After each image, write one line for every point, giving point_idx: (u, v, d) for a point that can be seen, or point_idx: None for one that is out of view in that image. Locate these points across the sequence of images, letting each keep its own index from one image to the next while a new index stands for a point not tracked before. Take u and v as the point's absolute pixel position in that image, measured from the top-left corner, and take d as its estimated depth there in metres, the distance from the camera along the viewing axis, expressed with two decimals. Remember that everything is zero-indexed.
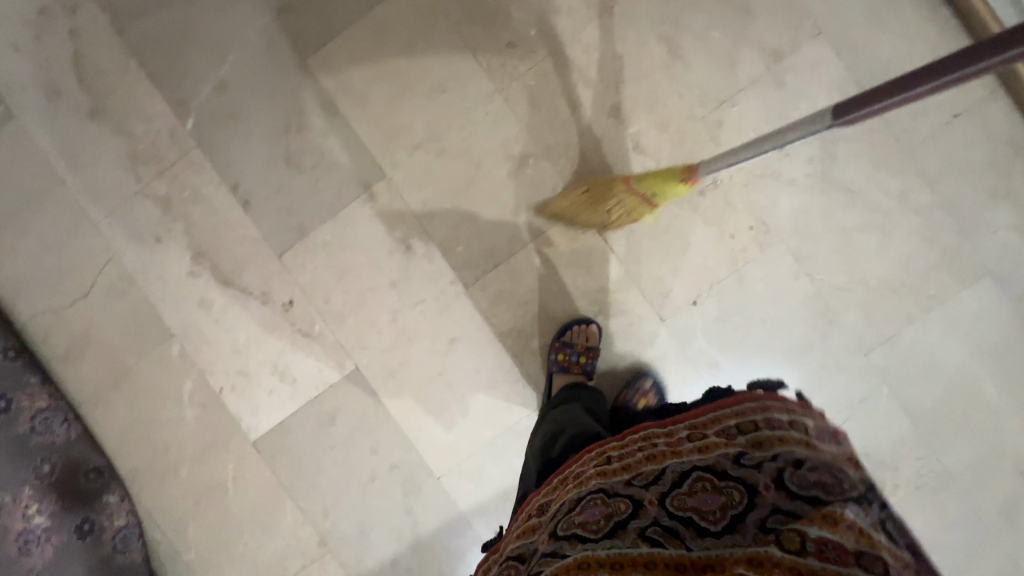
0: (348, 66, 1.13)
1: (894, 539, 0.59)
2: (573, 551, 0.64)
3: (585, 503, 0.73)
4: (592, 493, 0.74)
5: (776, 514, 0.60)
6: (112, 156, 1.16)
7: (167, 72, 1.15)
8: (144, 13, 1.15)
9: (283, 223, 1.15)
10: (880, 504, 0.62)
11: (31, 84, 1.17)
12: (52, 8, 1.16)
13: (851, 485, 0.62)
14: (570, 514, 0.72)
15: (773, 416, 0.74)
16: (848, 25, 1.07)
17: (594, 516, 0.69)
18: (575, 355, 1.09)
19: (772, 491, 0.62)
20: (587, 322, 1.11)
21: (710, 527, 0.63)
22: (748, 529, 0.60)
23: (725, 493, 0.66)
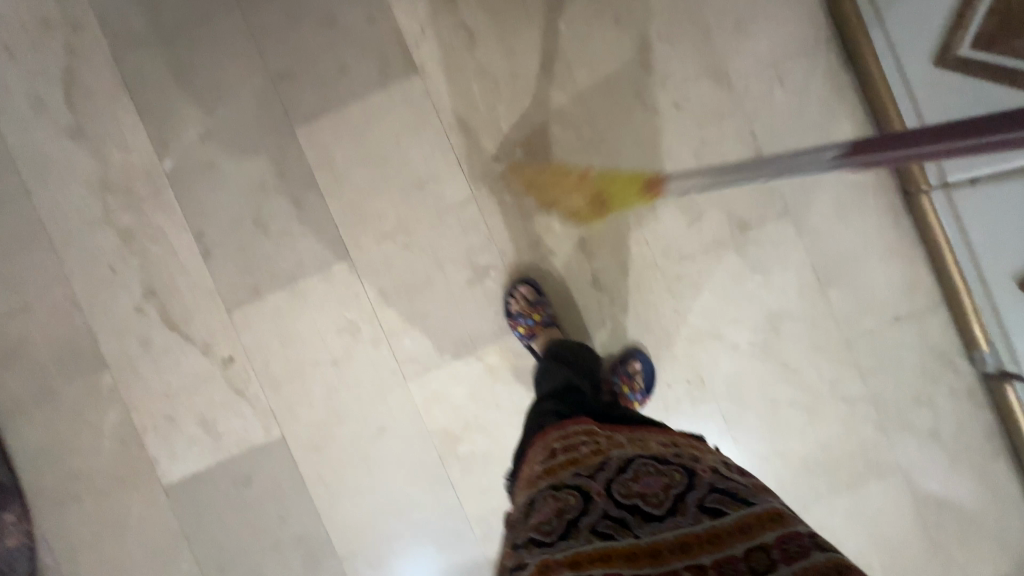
0: (335, 143, 1.14)
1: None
2: (533, 556, 0.66)
3: (538, 505, 0.74)
4: (543, 492, 0.75)
5: (713, 494, 0.66)
6: (83, 178, 1.16)
7: (155, 108, 1.15)
8: (144, 46, 1.15)
9: (239, 280, 1.16)
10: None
11: (17, 90, 1.16)
12: (53, 21, 1.15)
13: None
14: (526, 521, 0.73)
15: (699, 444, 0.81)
16: (813, 212, 1.12)
17: (548, 516, 0.71)
18: (528, 318, 1.10)
19: (708, 475, 0.69)
20: (522, 285, 1.12)
21: (656, 511, 0.66)
22: (691, 508, 0.65)
23: (666, 475, 0.70)
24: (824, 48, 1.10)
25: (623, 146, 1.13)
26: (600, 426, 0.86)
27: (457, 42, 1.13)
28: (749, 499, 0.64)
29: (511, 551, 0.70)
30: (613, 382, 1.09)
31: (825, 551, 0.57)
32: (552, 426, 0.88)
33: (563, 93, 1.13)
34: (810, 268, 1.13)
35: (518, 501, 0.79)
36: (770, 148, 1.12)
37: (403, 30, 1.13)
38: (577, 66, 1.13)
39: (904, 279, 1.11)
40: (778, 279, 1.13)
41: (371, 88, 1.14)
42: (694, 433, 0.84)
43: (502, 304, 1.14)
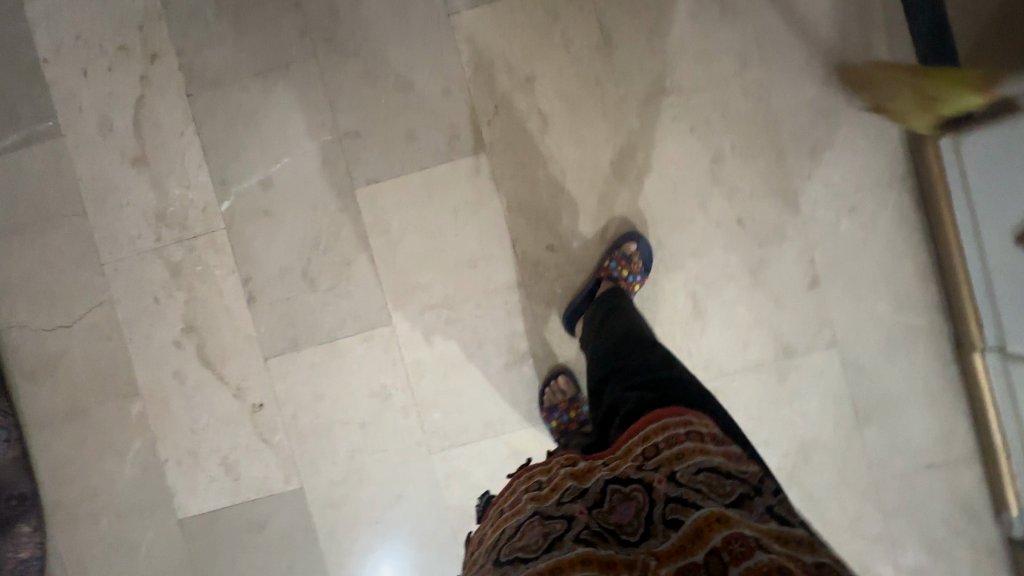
0: (393, 209, 1.14)
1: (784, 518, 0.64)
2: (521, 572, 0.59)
3: (523, 528, 0.68)
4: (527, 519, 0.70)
5: (670, 506, 0.65)
6: (140, 207, 1.16)
7: (220, 147, 1.15)
8: (218, 84, 1.14)
9: (280, 330, 1.16)
10: (772, 492, 0.68)
11: (87, 111, 1.16)
12: (132, 47, 1.15)
13: (741, 484, 0.67)
14: (512, 540, 0.66)
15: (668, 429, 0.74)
16: (862, 348, 1.11)
17: (535, 537, 0.65)
18: (564, 415, 1.08)
19: (664, 485, 0.68)
20: (555, 375, 1.13)
21: (630, 538, 0.64)
22: (655, 529, 0.63)
23: (633, 498, 0.68)
24: (899, 186, 1.09)
25: (681, 253, 1.12)
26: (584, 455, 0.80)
27: (529, 125, 1.12)
28: (700, 499, 0.64)
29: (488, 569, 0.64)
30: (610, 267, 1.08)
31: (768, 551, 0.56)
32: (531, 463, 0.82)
33: (628, 191, 1.12)
34: (850, 402, 1.12)
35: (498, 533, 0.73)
36: (828, 277, 1.11)
37: (477, 105, 1.12)
38: (646, 167, 1.11)
39: (942, 427, 1.10)
40: (815, 408, 1.12)
41: (437, 159, 1.13)
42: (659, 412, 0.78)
43: (537, 394, 1.14)
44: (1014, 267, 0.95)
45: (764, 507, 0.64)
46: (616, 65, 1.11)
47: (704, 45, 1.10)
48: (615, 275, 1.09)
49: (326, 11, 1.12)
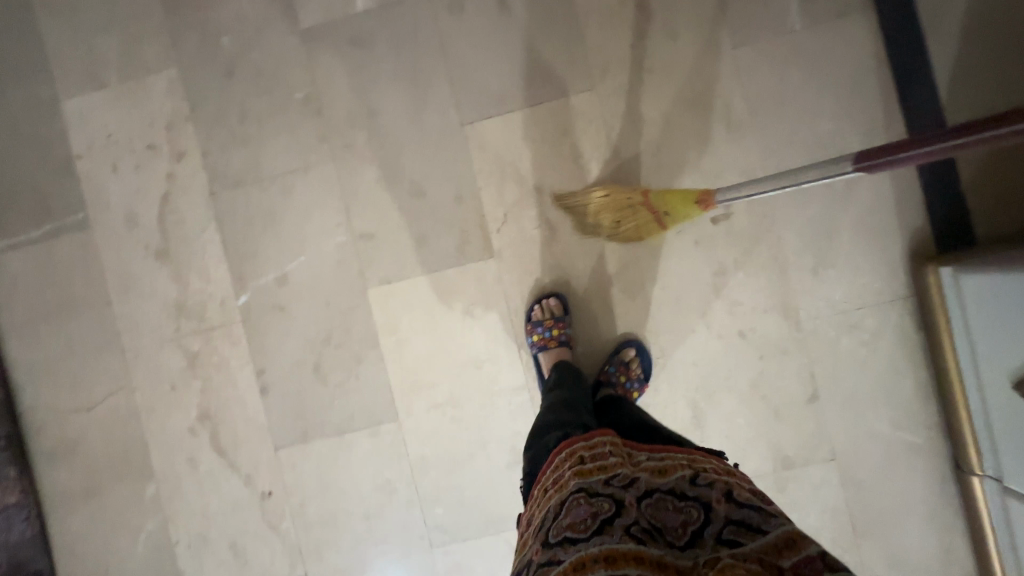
0: (402, 309, 1.18)
1: None
2: (568, 555, 0.67)
3: (569, 504, 0.75)
4: (573, 493, 0.77)
5: (729, 526, 0.68)
6: (161, 298, 1.21)
7: (239, 245, 1.20)
8: (239, 185, 1.19)
9: (290, 422, 1.20)
10: None
11: (115, 206, 1.21)
12: (160, 146, 1.20)
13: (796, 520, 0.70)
14: (558, 519, 0.74)
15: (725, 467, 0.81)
16: (860, 463, 1.12)
17: (582, 516, 0.72)
18: (548, 331, 1.10)
19: (723, 506, 0.71)
20: (547, 297, 1.13)
21: (675, 542, 0.69)
22: (707, 541, 0.67)
23: (685, 510, 0.72)
24: (898, 307, 1.11)
25: (682, 363, 1.14)
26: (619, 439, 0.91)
27: (537, 234, 1.15)
28: (761, 525, 0.67)
29: (542, 546, 0.72)
30: (610, 372, 1.11)
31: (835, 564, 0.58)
32: (575, 436, 0.91)
33: (631, 300, 1.15)
34: (847, 516, 1.13)
35: (547, 502, 0.81)
36: (827, 392, 1.12)
37: (487, 213, 1.16)
38: (650, 277, 1.14)
39: (939, 545, 1.11)
40: (813, 520, 1.13)
41: (447, 263, 1.17)
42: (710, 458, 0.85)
43: None
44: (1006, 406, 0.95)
45: None
46: (622, 179, 1.14)
47: (709, 161, 1.13)
48: (614, 380, 1.11)
49: (345, 118, 1.18)
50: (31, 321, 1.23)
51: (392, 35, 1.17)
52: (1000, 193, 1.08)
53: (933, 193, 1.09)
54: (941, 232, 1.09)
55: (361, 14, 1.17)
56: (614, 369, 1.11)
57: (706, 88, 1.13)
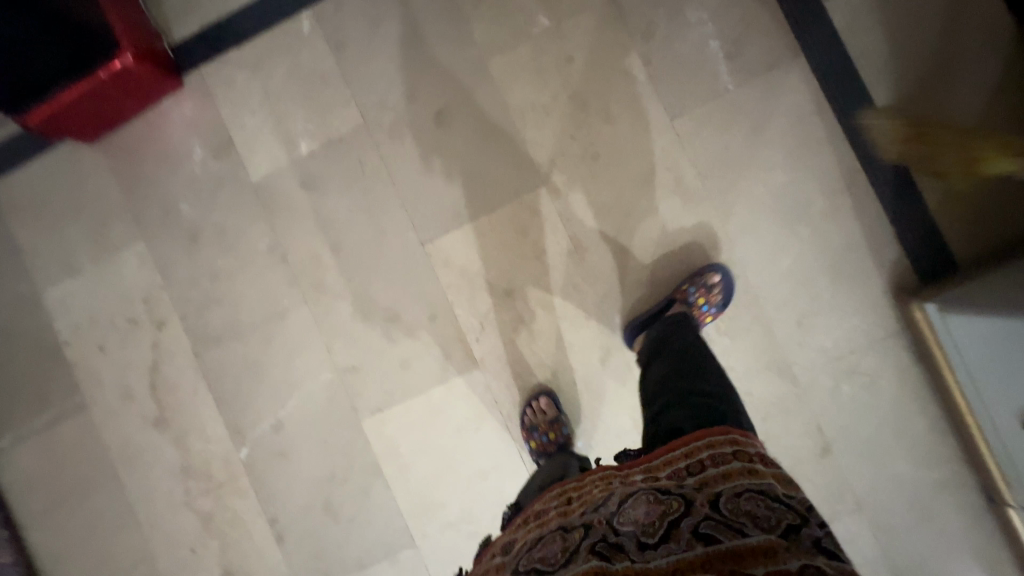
0: (399, 434, 1.18)
1: (835, 555, 0.59)
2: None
3: (545, 540, 0.71)
4: (552, 531, 0.72)
5: (706, 521, 0.64)
6: (168, 465, 1.23)
7: (231, 400, 1.21)
8: (221, 341, 1.22)
9: (311, 564, 1.20)
10: (821, 524, 0.64)
11: (108, 384, 1.24)
12: (141, 319, 1.23)
13: (786, 512, 0.64)
14: (531, 551, 0.70)
15: (718, 451, 0.76)
16: (888, 509, 1.09)
17: (554, 551, 0.68)
18: (543, 436, 1.09)
19: (705, 506, 0.67)
20: (535, 399, 1.13)
21: (648, 540, 0.65)
22: (682, 538, 0.63)
23: (664, 503, 0.69)
24: (891, 343, 1.08)
25: None
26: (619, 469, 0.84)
27: (516, 337, 1.15)
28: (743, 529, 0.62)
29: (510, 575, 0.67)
30: (689, 293, 1.07)
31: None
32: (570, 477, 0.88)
33: (622, 385, 1.14)
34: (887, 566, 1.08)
35: (524, 539, 0.76)
36: (839, 442, 1.09)
37: (463, 325, 1.16)
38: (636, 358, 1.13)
39: None
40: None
41: (433, 381, 1.17)
42: (700, 440, 0.80)
43: None
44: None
45: (810, 539, 0.60)
46: (589, 266, 1.14)
47: (672, 234, 1.12)
48: (690, 302, 1.08)
49: (310, 258, 1.20)
50: (48, 510, 1.26)
51: (340, 170, 1.19)
52: (969, 212, 1.06)
53: (903, 225, 1.07)
54: (920, 262, 1.07)
55: (306, 156, 1.20)
56: (694, 291, 1.08)
57: (654, 164, 1.13)
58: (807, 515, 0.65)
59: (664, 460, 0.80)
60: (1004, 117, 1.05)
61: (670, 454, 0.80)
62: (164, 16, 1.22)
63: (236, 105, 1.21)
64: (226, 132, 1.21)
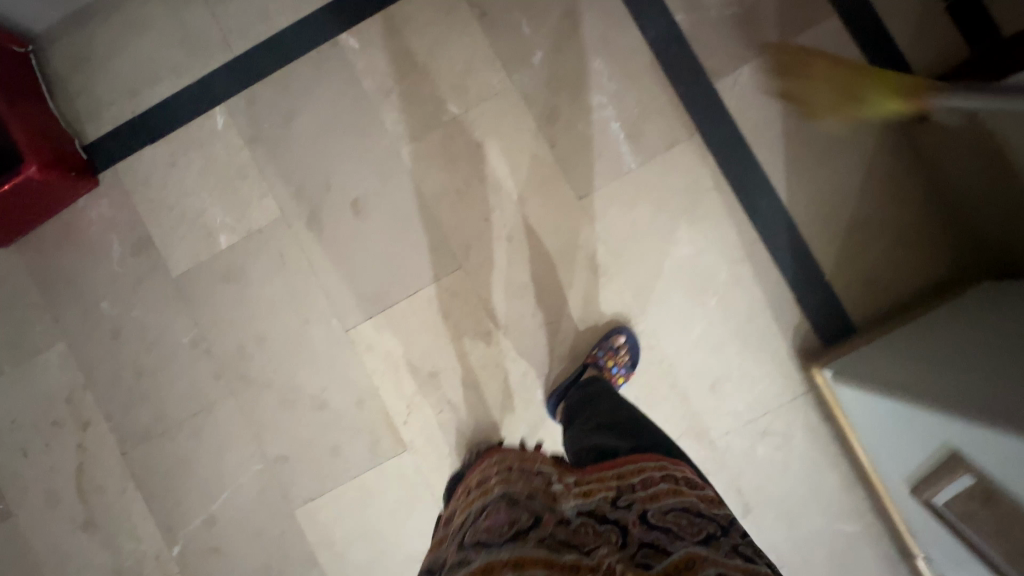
0: (332, 521, 1.18)
1: (752, 559, 0.63)
2: (480, 556, 0.59)
3: (491, 509, 0.69)
4: (497, 500, 0.71)
5: (644, 549, 0.62)
6: (98, 567, 1.21)
7: (162, 496, 1.20)
8: (148, 439, 1.20)
9: None
10: (739, 535, 0.68)
11: (33, 489, 1.22)
12: (63, 420, 1.22)
13: (708, 525, 0.68)
14: (478, 522, 0.67)
15: (648, 475, 0.77)
16: (809, 565, 1.13)
17: (502, 520, 0.65)
18: None
19: (638, 527, 0.67)
20: None
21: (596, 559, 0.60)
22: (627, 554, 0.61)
23: (606, 531, 0.66)
24: (800, 404, 1.13)
25: None
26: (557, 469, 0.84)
27: (443, 417, 1.17)
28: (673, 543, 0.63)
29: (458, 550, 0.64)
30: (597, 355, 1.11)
31: None
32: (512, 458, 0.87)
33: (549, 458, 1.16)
34: None
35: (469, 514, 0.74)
36: (758, 502, 1.13)
37: (389, 408, 1.17)
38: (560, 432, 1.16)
39: None
40: None
41: (364, 466, 1.18)
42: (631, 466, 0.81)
43: None
44: (916, 513, 0.94)
45: (730, 546, 0.64)
46: (510, 344, 1.16)
47: (588, 310, 1.16)
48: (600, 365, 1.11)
49: (234, 350, 1.20)
50: None
51: (260, 261, 1.20)
52: (860, 280, 1.12)
53: (803, 293, 1.13)
54: (820, 329, 1.12)
55: (225, 249, 1.20)
56: (602, 352, 1.12)
57: (566, 244, 1.17)
58: (728, 529, 0.69)
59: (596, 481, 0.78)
60: (887, 189, 1.11)
61: (603, 472, 0.80)
62: (74, 117, 1.21)
63: (153, 201, 1.21)
64: (144, 229, 1.21)
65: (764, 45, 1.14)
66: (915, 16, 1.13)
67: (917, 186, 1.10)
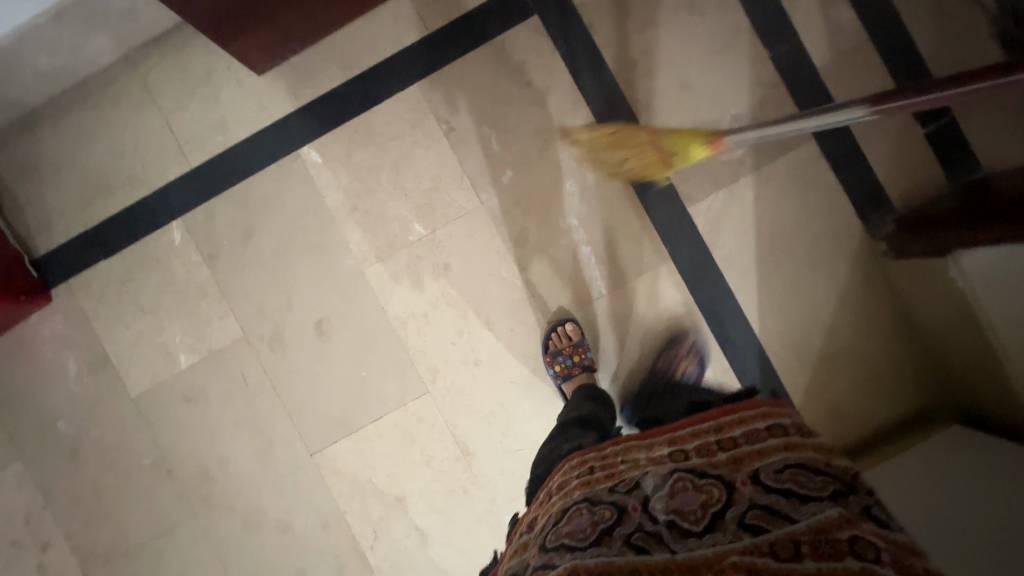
0: None
1: (882, 521, 0.67)
2: (564, 560, 0.70)
3: (571, 513, 0.79)
4: (578, 502, 0.81)
5: (754, 510, 0.69)
6: None
7: None
8: (111, 561, 1.18)
9: None
10: (866, 490, 0.72)
11: None
12: (23, 541, 1.19)
13: (832, 481, 0.71)
14: (558, 526, 0.78)
15: (750, 429, 0.85)
16: None
17: (581, 524, 0.76)
18: None
19: (749, 488, 0.73)
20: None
21: (692, 527, 0.70)
22: (726, 522, 0.69)
23: (704, 492, 0.75)
24: None
25: None
26: (636, 438, 0.92)
27: (410, 542, 1.16)
28: (793, 509, 0.68)
29: (540, 550, 0.76)
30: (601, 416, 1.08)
31: (857, 555, 0.61)
32: (590, 446, 0.93)
33: None
34: None
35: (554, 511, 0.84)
36: None
37: (357, 533, 1.16)
38: None
39: None
40: None
41: None
42: (727, 420, 0.89)
43: None
44: None
45: (860, 506, 0.68)
46: (479, 470, 1.15)
47: None
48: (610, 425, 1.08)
49: (197, 472, 1.17)
50: None
51: (222, 383, 1.16)
52: (828, 407, 1.12)
53: None
54: None
55: (186, 369, 1.17)
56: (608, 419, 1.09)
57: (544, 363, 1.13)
58: (851, 481, 0.72)
59: (692, 434, 0.90)
60: (859, 324, 1.11)
61: (699, 427, 0.90)
62: (25, 231, 1.17)
63: (109, 319, 1.17)
64: (101, 348, 1.17)
65: (738, 172, 1.12)
66: (892, 146, 1.11)
67: (890, 320, 1.11)
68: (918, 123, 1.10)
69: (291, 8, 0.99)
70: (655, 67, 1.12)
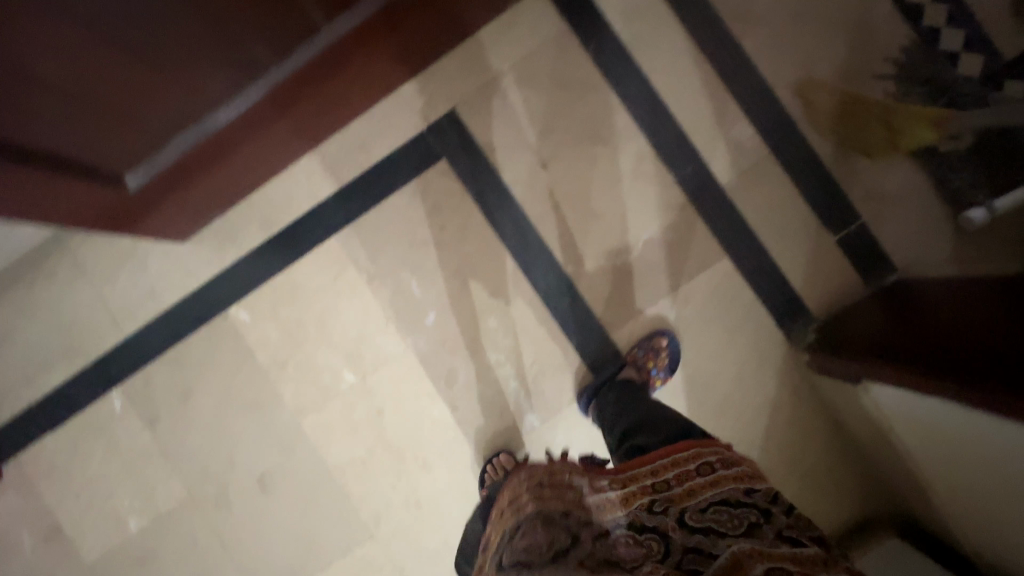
0: None
1: (799, 543, 0.61)
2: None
3: (525, 528, 0.69)
4: (530, 519, 0.70)
5: (689, 554, 0.62)
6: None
7: None
8: None
9: None
10: (783, 510, 0.67)
11: None
12: None
13: (752, 509, 0.67)
14: (513, 540, 0.68)
15: (682, 468, 0.75)
16: None
17: (537, 540, 0.66)
18: None
19: (677, 531, 0.66)
20: None
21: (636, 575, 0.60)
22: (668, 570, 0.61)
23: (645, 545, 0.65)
24: None
25: None
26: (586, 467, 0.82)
27: None
28: (716, 545, 0.62)
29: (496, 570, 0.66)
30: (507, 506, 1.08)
31: None
32: (541, 464, 0.84)
33: None
34: None
35: (504, 532, 0.73)
36: None
37: None
38: None
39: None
40: None
41: None
42: (674, 451, 0.78)
43: None
44: None
45: (776, 533, 0.63)
46: None
47: None
48: None
49: None
50: None
51: (171, 544, 1.18)
52: None
53: None
54: None
55: (136, 533, 1.19)
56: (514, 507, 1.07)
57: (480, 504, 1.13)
58: (769, 508, 0.67)
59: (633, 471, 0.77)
60: (795, 436, 1.11)
61: (640, 463, 0.78)
62: None
63: (59, 490, 1.19)
64: (53, 518, 1.20)
65: (657, 294, 1.13)
66: (808, 256, 1.11)
67: (825, 433, 1.11)
68: (833, 231, 1.11)
69: (283, 118, 0.97)
70: (566, 200, 1.14)
